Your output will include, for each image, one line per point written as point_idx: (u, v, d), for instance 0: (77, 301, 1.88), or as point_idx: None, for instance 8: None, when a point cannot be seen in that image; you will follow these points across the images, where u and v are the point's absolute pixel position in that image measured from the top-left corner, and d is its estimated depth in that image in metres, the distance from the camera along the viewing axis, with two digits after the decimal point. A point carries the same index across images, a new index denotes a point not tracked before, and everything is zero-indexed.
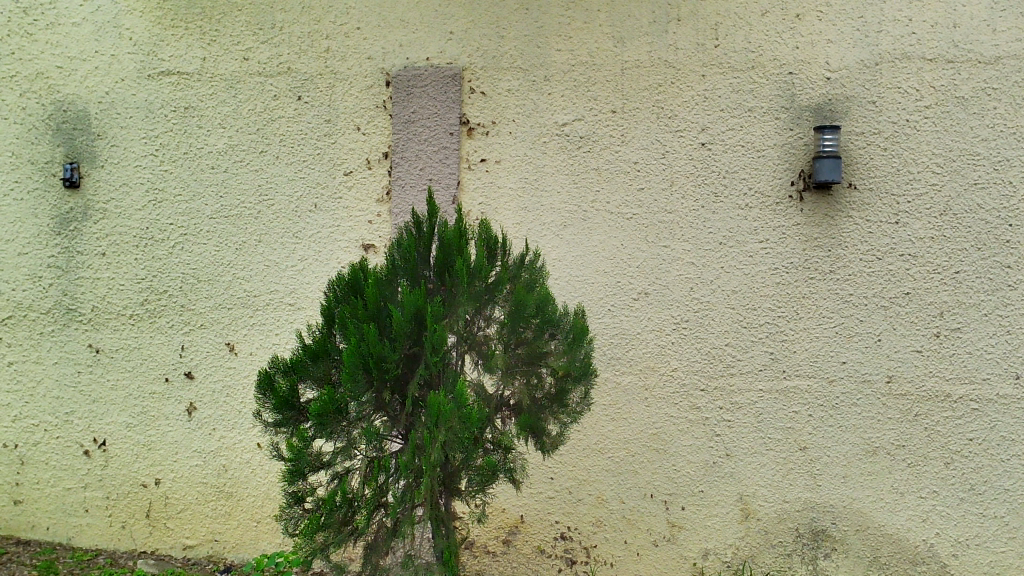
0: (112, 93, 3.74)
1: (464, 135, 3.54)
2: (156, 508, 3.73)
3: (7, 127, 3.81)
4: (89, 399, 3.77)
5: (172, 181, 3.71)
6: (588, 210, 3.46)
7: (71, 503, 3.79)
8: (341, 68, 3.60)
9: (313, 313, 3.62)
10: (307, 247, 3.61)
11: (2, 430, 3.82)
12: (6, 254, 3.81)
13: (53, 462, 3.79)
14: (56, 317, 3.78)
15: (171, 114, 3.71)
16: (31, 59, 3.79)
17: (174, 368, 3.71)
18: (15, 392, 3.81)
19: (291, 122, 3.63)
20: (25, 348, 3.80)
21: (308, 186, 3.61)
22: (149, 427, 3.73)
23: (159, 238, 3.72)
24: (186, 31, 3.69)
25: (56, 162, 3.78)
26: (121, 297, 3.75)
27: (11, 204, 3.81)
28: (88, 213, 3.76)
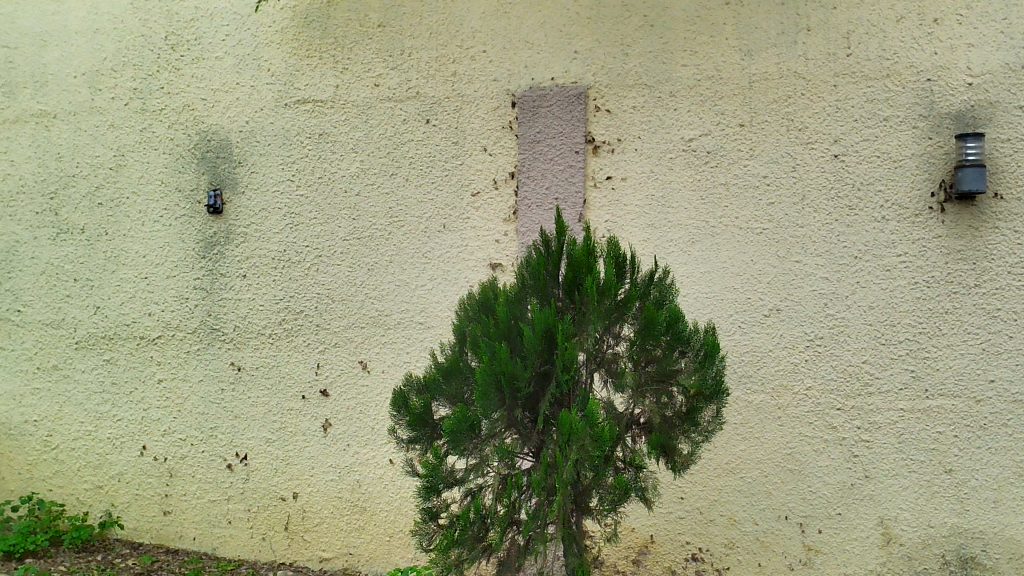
0: (252, 122, 3.92)
1: (590, 153, 3.55)
2: (294, 521, 3.86)
3: (157, 158, 4.04)
4: (231, 415, 3.94)
5: (307, 205, 3.85)
6: (717, 226, 3.41)
7: (215, 515, 3.96)
8: (468, 91, 3.67)
9: (442, 331, 3.68)
10: (436, 266, 3.68)
11: (153, 443, 4.04)
12: (156, 276, 4.03)
13: (199, 475, 3.98)
14: (201, 336, 3.97)
15: (307, 140, 3.85)
16: (178, 93, 4.01)
17: (310, 385, 3.84)
18: (165, 408, 4.02)
19: (420, 145, 3.72)
20: (173, 366, 4.01)
21: (437, 207, 3.69)
22: (287, 442, 3.87)
23: (295, 260, 3.86)
24: (321, 60, 3.84)
25: (201, 189, 3.98)
26: (260, 317, 3.90)
27: (161, 230, 4.03)
28: (230, 237, 3.94)
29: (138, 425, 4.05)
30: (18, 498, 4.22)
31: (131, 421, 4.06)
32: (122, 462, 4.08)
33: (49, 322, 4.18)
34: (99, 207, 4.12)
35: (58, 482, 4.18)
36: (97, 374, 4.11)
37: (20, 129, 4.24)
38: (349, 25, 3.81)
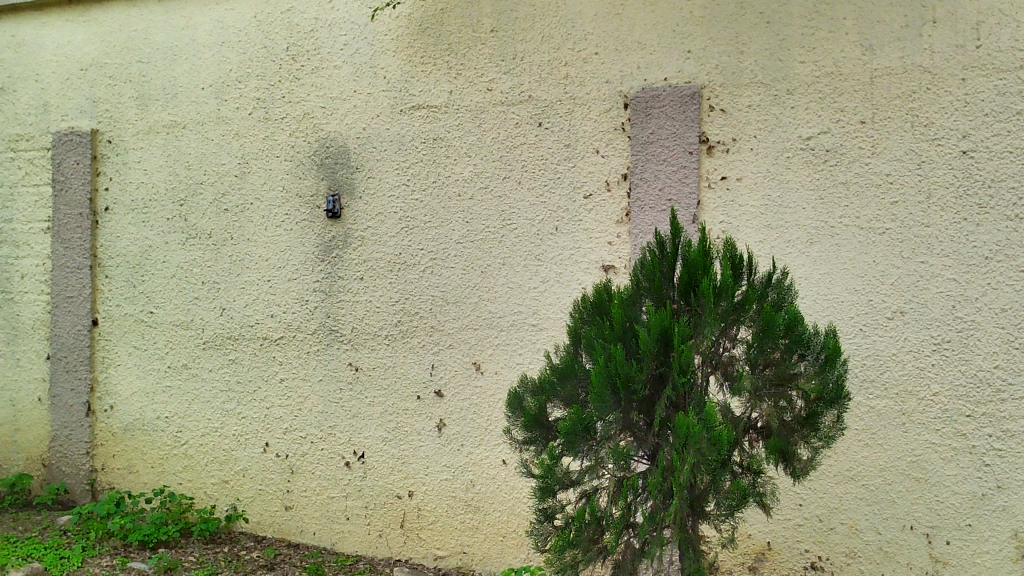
0: (369, 128, 4.02)
1: (704, 153, 3.50)
2: (410, 518, 3.94)
3: (279, 165, 4.18)
4: (349, 414, 4.04)
5: (422, 209, 3.92)
6: (836, 226, 3.32)
7: (334, 511, 4.07)
8: (580, 93, 3.67)
9: (555, 333, 3.70)
10: (549, 268, 3.71)
11: (276, 440, 4.18)
12: (278, 279, 4.17)
13: (319, 472, 4.10)
14: (320, 337, 4.09)
15: (421, 145, 3.93)
16: (298, 102, 4.15)
17: (425, 386, 3.91)
18: (286, 406, 4.15)
19: (532, 148, 3.74)
20: (294, 366, 4.14)
21: (550, 209, 3.71)
22: (403, 441, 3.95)
23: (410, 263, 3.94)
24: (435, 66, 3.91)
25: (320, 195, 4.10)
26: (377, 318, 3.99)
27: (282, 234, 4.17)
28: (348, 240, 4.04)
29: (261, 423, 4.20)
30: (150, 491, 4.42)
31: (254, 419, 4.21)
32: (246, 458, 4.24)
33: (179, 323, 4.37)
34: (225, 213, 4.28)
35: (186, 477, 4.36)
36: (223, 373, 4.28)
37: (151, 139, 4.43)
38: (463, 31, 3.87)
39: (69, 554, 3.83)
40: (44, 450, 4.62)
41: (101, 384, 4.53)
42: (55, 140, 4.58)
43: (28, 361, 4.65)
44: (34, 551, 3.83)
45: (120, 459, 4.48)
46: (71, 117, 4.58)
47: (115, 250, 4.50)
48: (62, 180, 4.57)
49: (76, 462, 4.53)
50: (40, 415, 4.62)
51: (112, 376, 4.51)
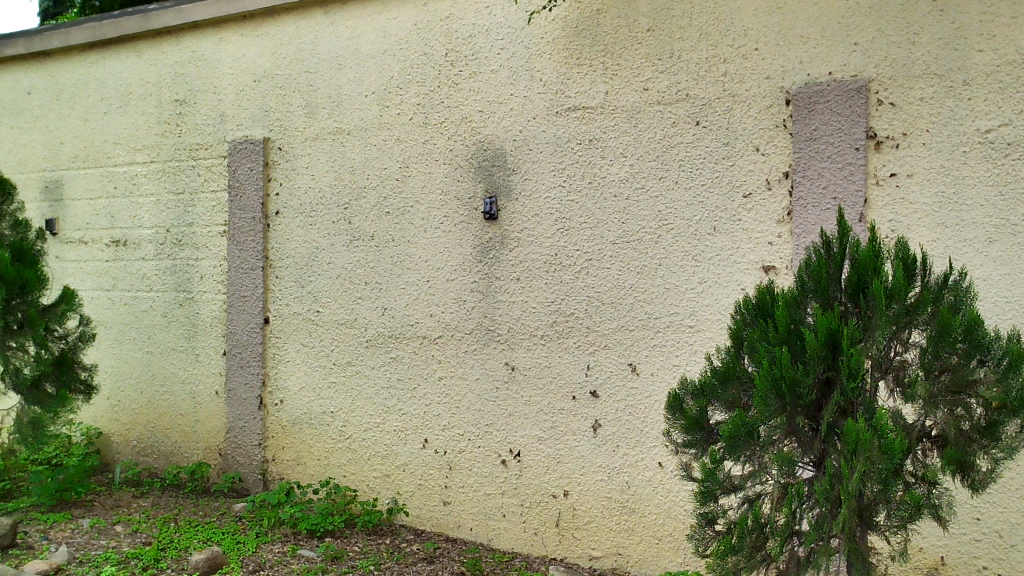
0: (526, 130, 4.07)
1: (872, 149, 3.36)
2: (565, 518, 3.96)
3: (438, 168, 4.29)
4: (506, 412, 4.10)
5: (577, 210, 3.94)
6: (1018, 224, 3.13)
7: (491, 507, 4.14)
8: (740, 90, 3.60)
9: (713, 335, 3.65)
10: (707, 269, 3.66)
11: (435, 437, 4.29)
12: (437, 280, 4.28)
13: (476, 469, 4.18)
14: (478, 337, 4.17)
15: (577, 146, 3.94)
16: (457, 106, 4.24)
17: (581, 386, 3.92)
18: (445, 404, 4.26)
19: (689, 147, 3.69)
20: (452, 364, 4.24)
21: (708, 209, 3.65)
22: (559, 441, 3.97)
23: (566, 264, 3.96)
24: (591, 68, 3.91)
25: (478, 197, 4.18)
26: (532, 318, 4.03)
27: (441, 235, 4.27)
28: (505, 241, 4.11)
29: (420, 419, 4.33)
30: (317, 482, 4.62)
31: (414, 415, 4.34)
32: (406, 454, 4.37)
33: (343, 322, 4.54)
34: (386, 216, 4.43)
35: (351, 470, 4.54)
36: (384, 370, 4.42)
37: (318, 145, 4.63)
38: (620, 31, 3.86)
39: (245, 540, 4.05)
40: (220, 440, 4.91)
41: (272, 379, 4.76)
42: (231, 148, 4.86)
43: (206, 357, 4.95)
44: (213, 536, 4.07)
45: (289, 451, 4.71)
46: (245, 126, 4.85)
47: (284, 252, 4.73)
48: (238, 185, 4.84)
49: (249, 453, 4.79)
50: (217, 408, 4.91)
51: (282, 372, 4.73)
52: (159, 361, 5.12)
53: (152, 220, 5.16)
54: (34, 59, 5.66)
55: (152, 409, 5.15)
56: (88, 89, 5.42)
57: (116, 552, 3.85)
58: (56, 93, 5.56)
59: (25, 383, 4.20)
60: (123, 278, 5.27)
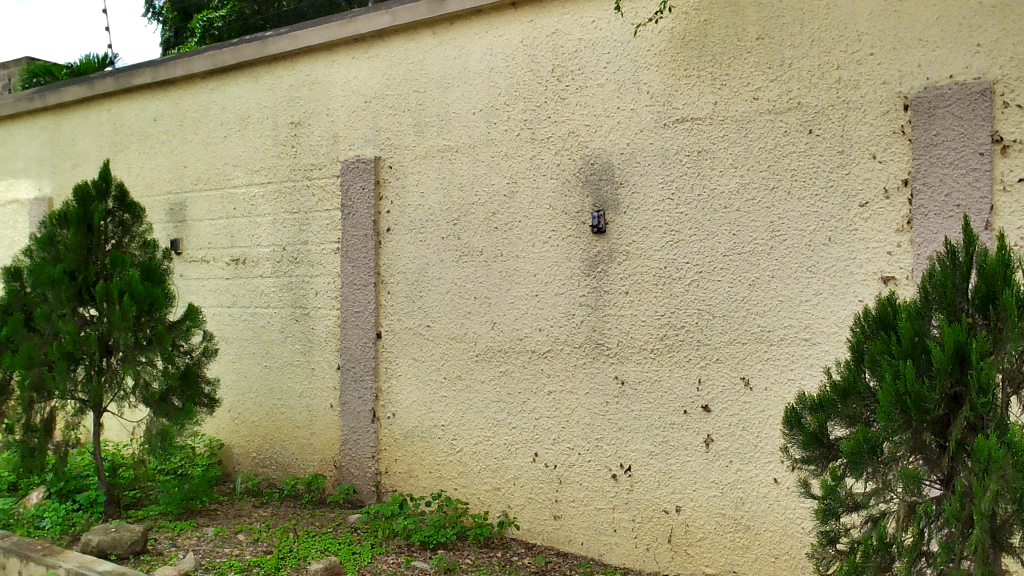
0: (633, 143, 4.06)
1: (998, 153, 3.22)
2: (678, 534, 3.92)
3: (546, 183, 4.31)
4: (616, 426, 4.08)
5: (687, 221, 3.90)
6: None
7: (602, 522, 4.12)
8: (855, 96, 3.51)
9: (830, 348, 3.55)
10: (822, 280, 3.57)
11: (545, 450, 4.30)
12: (546, 294, 4.29)
13: (586, 483, 4.17)
14: (587, 351, 4.17)
15: (686, 157, 3.91)
16: (564, 121, 4.26)
17: (692, 401, 3.87)
18: (554, 418, 4.26)
19: (802, 156, 3.62)
20: (561, 378, 4.24)
21: (822, 219, 3.57)
22: (670, 456, 3.93)
23: (676, 277, 3.92)
24: (699, 78, 3.88)
25: (585, 211, 4.19)
26: (642, 332, 4.01)
27: (549, 249, 4.29)
28: (613, 254, 4.10)
29: (530, 433, 4.34)
30: (429, 494, 4.69)
31: (524, 429, 4.36)
32: (517, 468, 4.39)
33: (453, 337, 4.61)
34: (495, 231, 4.47)
35: (462, 483, 4.58)
36: (494, 385, 4.46)
37: (428, 162, 4.71)
38: (728, 40, 3.81)
39: (360, 550, 4.14)
40: (335, 452, 5.03)
41: (384, 393, 4.86)
42: (343, 168, 5.00)
43: (322, 371, 5.09)
44: (330, 546, 4.16)
45: (401, 464, 4.79)
46: (357, 146, 4.98)
47: (396, 269, 4.82)
48: (350, 204, 4.97)
49: (363, 465, 4.89)
50: (332, 421, 5.04)
51: (394, 386, 4.83)
52: (277, 376, 5.29)
53: (269, 239, 5.34)
54: (159, 87, 5.95)
55: (270, 422, 5.32)
56: (209, 115, 5.66)
57: (239, 559, 3.98)
58: (179, 118, 5.82)
59: (154, 396, 4.39)
60: (243, 295, 5.47)
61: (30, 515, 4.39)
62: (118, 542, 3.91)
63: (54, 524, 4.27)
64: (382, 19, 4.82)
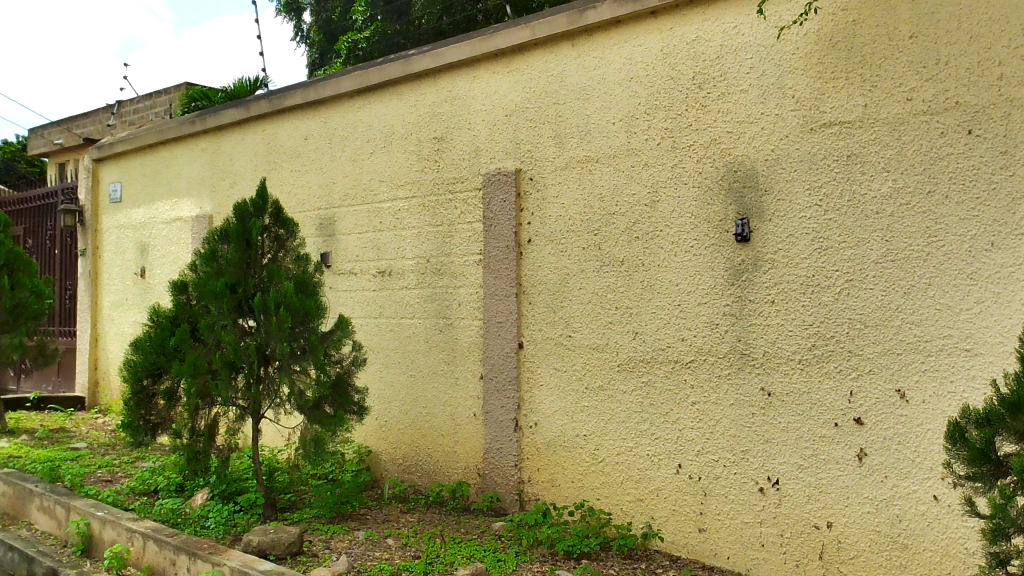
0: (778, 149, 3.97)
1: None
2: (829, 551, 3.79)
3: (688, 192, 4.27)
4: (763, 439, 3.99)
5: (836, 228, 3.78)
6: None
7: (749, 536, 4.03)
8: (1019, 93, 3.33)
9: (994, 359, 3.37)
10: (984, 288, 3.40)
11: (689, 462, 4.24)
12: (689, 304, 4.24)
13: (732, 496, 4.09)
14: (732, 361, 4.09)
15: (835, 162, 3.80)
16: (706, 128, 4.21)
17: (843, 413, 3.75)
18: (698, 429, 4.20)
19: (961, 157, 3.46)
20: (705, 389, 4.18)
21: (984, 224, 3.40)
22: (821, 470, 3.81)
23: (825, 286, 3.81)
24: (848, 80, 3.76)
25: (729, 219, 4.12)
26: (790, 343, 3.91)
27: (692, 259, 4.24)
28: (759, 263, 4.01)
29: (673, 444, 4.29)
30: (572, 504, 4.70)
31: (668, 440, 4.31)
32: (660, 479, 4.35)
33: (595, 347, 4.61)
34: (636, 241, 4.46)
35: (604, 493, 4.57)
36: (636, 395, 4.43)
37: (568, 174, 4.75)
38: (879, 40, 3.69)
39: (505, 557, 4.18)
40: (479, 460, 5.11)
41: (527, 403, 4.91)
42: (485, 181, 5.09)
43: (465, 381, 5.19)
44: (475, 552, 4.23)
45: (544, 473, 4.82)
46: (498, 158, 5.06)
47: (537, 279, 4.87)
48: (491, 216, 5.05)
49: (506, 473, 4.95)
50: (475, 429, 5.13)
51: (536, 396, 4.87)
52: (422, 385, 5.43)
53: (414, 251, 5.49)
54: (310, 107, 6.22)
55: (417, 429, 5.45)
56: (356, 133, 5.87)
57: (389, 563, 4.11)
58: (328, 137, 6.07)
59: (308, 403, 4.59)
60: (389, 306, 5.65)
61: (196, 515, 4.64)
62: (276, 543, 4.10)
63: (218, 524, 4.51)
64: (522, 33, 4.90)
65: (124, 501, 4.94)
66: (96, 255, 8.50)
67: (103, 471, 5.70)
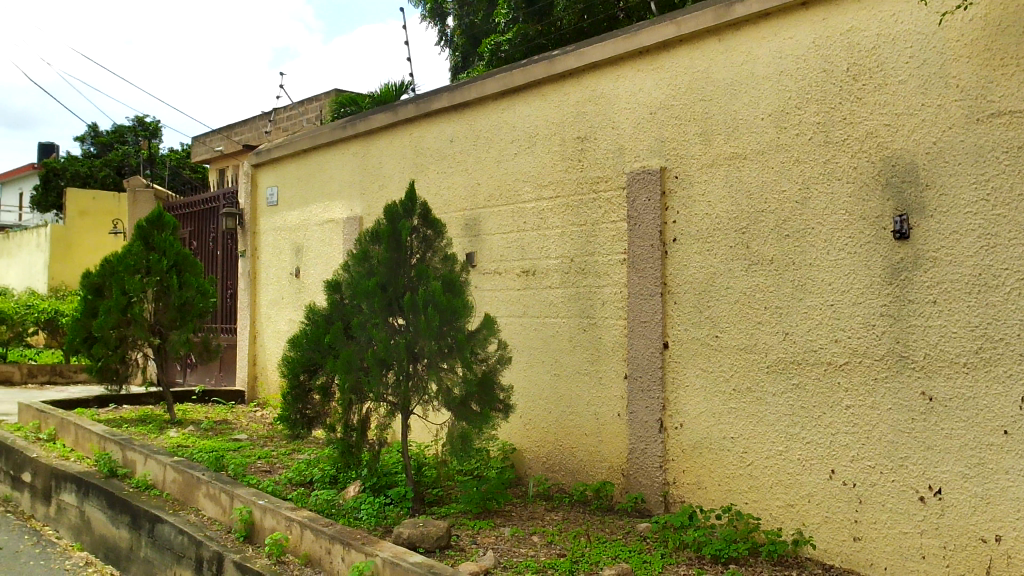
0: (941, 142, 3.78)
1: None
2: (997, 566, 3.58)
3: (842, 188, 4.12)
4: (924, 446, 3.81)
5: (1005, 224, 3.57)
6: None
7: (909, 547, 3.86)
8: None
9: None
10: None
11: (844, 468, 4.09)
12: (843, 304, 4.10)
13: (890, 505, 3.92)
14: (889, 364, 3.92)
15: (1003, 154, 3.59)
16: (861, 122, 4.05)
17: (1013, 421, 3.54)
18: (853, 434, 4.05)
19: None
20: (861, 393, 4.02)
21: None
22: (988, 480, 3.61)
23: (993, 284, 3.60)
24: (1019, 67, 3.55)
25: (886, 216, 3.96)
26: (953, 345, 3.72)
27: (846, 258, 4.09)
28: (919, 261, 3.84)
29: (826, 449, 4.15)
30: (719, 507, 4.61)
31: (820, 445, 4.17)
32: (812, 484, 4.21)
33: (743, 347, 4.51)
34: (786, 239, 4.33)
35: (753, 496, 4.47)
36: (787, 398, 4.31)
37: (715, 171, 4.66)
38: None
39: (651, 559, 4.14)
40: (623, 461, 5.09)
41: (672, 403, 4.85)
42: (629, 180, 5.06)
43: (609, 380, 5.18)
44: (621, 552, 4.21)
45: (690, 475, 4.76)
46: (643, 157, 5.02)
47: (683, 279, 4.81)
48: (636, 215, 5.02)
49: (651, 474, 4.91)
50: (619, 429, 5.11)
51: (681, 396, 4.80)
52: (566, 384, 5.45)
53: (557, 251, 5.52)
54: (455, 110, 6.34)
55: (561, 428, 5.48)
56: (501, 134, 5.95)
57: (535, 560, 4.14)
58: (473, 139, 6.17)
59: (455, 401, 4.68)
60: (533, 306, 5.69)
61: (349, 506, 4.81)
62: (426, 536, 4.20)
63: (370, 516, 4.65)
64: (667, 30, 4.84)
65: (283, 491, 5.17)
66: (254, 256, 8.92)
67: (263, 462, 5.99)
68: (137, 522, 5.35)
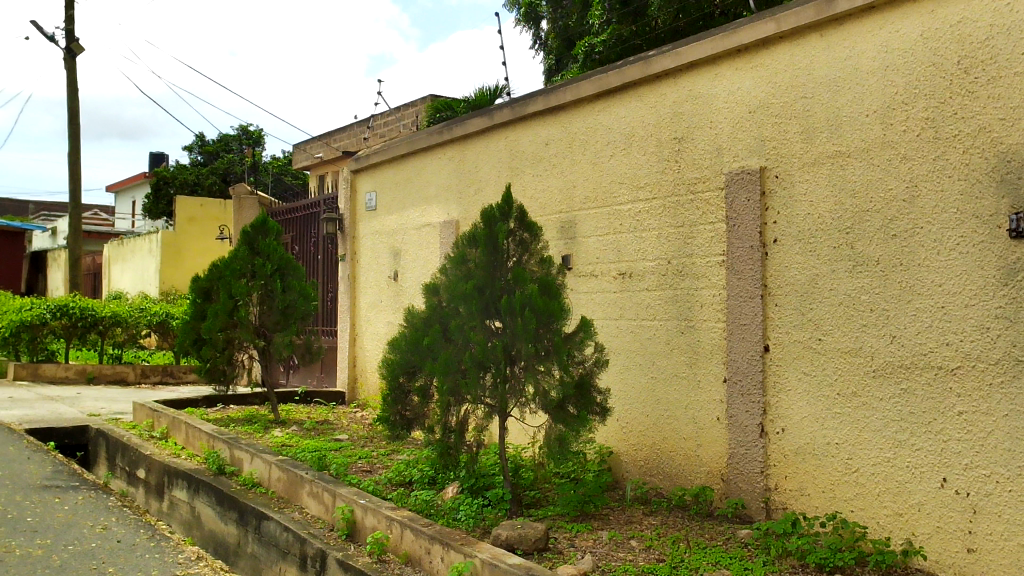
0: None
1: None
2: None
3: (953, 186, 3.97)
4: None
5: None
6: None
7: None
8: None
9: None
10: None
11: (957, 477, 3.93)
12: (955, 306, 3.94)
13: (1007, 516, 3.75)
14: (1005, 368, 3.76)
15: None
16: (973, 116, 3.89)
17: None
18: (966, 441, 3.89)
19: None
20: (974, 399, 3.86)
21: None
22: None
23: None
24: None
25: (1001, 214, 3.79)
26: None
27: (958, 258, 3.94)
28: None
29: (937, 456, 4.00)
30: (823, 515, 4.50)
31: (930, 452, 4.03)
32: (922, 493, 4.07)
33: (847, 351, 4.39)
34: (893, 239, 4.20)
35: (859, 504, 4.34)
36: (895, 403, 4.17)
37: (817, 170, 4.55)
38: None
39: (752, 565, 4.06)
40: (723, 466, 5.01)
41: (773, 407, 4.75)
42: (727, 180, 4.98)
43: (708, 384, 5.11)
44: (721, 559, 4.15)
45: (792, 481, 4.65)
46: (742, 157, 4.94)
47: (784, 280, 4.71)
48: (735, 216, 4.94)
49: (751, 480, 4.82)
50: (718, 433, 5.03)
51: (783, 401, 4.70)
52: (664, 388, 5.39)
53: (654, 253, 5.47)
54: (550, 113, 6.35)
55: (658, 432, 5.43)
56: (597, 136, 5.93)
57: (633, 564, 4.11)
58: (569, 141, 6.17)
59: (552, 403, 4.68)
60: (630, 308, 5.66)
61: (448, 506, 4.86)
62: (524, 538, 4.21)
63: (468, 517, 4.69)
64: (767, 27, 4.76)
65: (383, 490, 5.26)
66: (354, 260, 9.11)
67: (363, 462, 6.11)
68: (245, 519, 5.52)
